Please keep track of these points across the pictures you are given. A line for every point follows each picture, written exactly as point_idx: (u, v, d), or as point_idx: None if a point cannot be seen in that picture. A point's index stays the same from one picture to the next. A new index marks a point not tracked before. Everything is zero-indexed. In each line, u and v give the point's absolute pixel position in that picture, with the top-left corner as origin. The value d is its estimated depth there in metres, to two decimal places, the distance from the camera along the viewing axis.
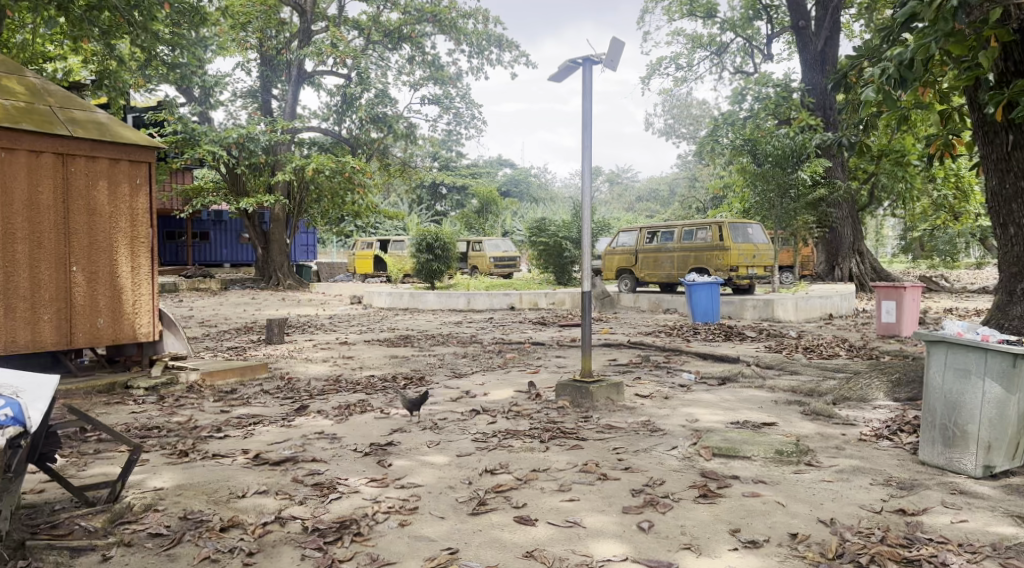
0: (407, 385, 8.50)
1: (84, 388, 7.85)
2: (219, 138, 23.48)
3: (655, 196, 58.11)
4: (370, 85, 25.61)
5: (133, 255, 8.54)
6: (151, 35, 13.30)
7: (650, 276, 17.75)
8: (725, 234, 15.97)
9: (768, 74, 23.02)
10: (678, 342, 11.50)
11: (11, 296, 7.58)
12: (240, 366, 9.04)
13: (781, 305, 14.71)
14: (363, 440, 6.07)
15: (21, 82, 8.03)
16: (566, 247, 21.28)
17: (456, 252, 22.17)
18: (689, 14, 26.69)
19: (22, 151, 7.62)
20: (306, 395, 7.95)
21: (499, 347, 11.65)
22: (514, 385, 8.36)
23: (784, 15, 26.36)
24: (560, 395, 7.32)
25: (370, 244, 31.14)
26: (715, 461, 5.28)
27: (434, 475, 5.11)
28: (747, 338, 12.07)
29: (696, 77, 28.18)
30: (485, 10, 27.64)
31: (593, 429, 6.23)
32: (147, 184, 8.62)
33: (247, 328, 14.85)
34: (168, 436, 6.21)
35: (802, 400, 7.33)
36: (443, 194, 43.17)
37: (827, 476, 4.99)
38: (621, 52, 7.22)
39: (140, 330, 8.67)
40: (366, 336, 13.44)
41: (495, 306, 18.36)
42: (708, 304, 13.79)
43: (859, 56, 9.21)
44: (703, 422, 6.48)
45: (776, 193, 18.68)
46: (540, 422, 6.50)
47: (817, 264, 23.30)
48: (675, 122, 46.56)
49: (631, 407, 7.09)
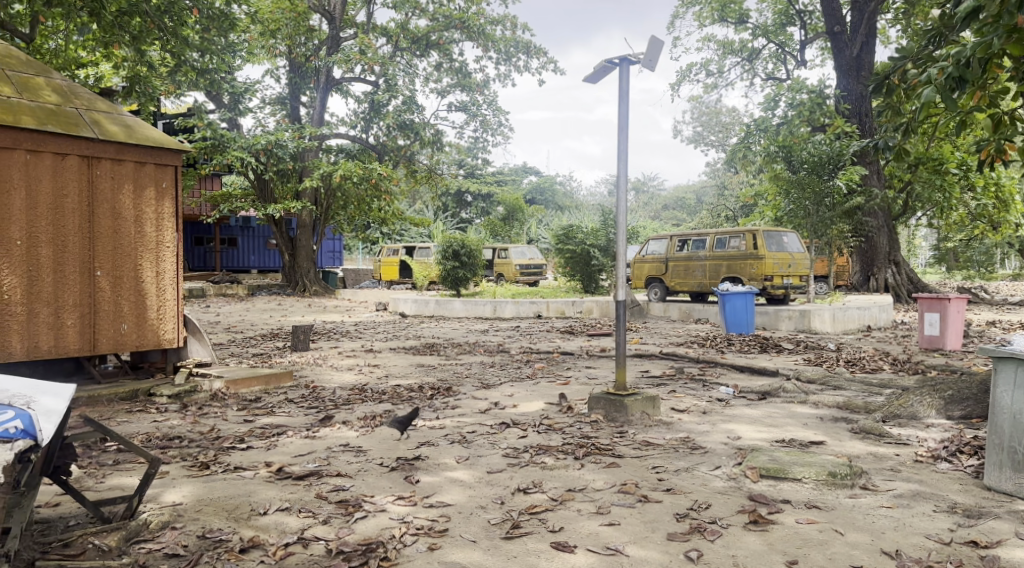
0: (433, 395, 8.24)
1: (106, 394, 7.72)
2: (248, 144, 23.50)
3: (682, 204, 57.60)
4: (397, 92, 25.51)
5: (158, 260, 8.41)
6: (180, 40, 13.26)
7: (680, 285, 17.40)
8: (759, 242, 15.58)
9: (802, 80, 22.57)
10: (712, 354, 11.14)
11: (35, 301, 7.46)
12: (264, 374, 8.87)
13: (818, 316, 14.25)
14: (389, 453, 5.83)
15: (49, 84, 7.95)
16: (594, 254, 20.98)
17: (482, 259, 21.94)
18: (719, 19, 26.29)
19: (47, 153, 7.51)
20: (331, 404, 7.74)
21: (527, 357, 11.38)
22: (545, 397, 8.08)
23: (818, 20, 25.87)
24: (593, 408, 7.02)
25: (396, 251, 31.08)
26: (763, 483, 4.98)
27: (464, 493, 4.85)
28: (784, 350, 11.69)
29: (727, 83, 27.74)
30: (513, 17, 27.48)
31: (630, 445, 5.93)
32: (172, 188, 8.49)
33: (272, 334, 14.72)
34: (189, 447, 6.02)
35: (849, 418, 6.98)
36: (468, 201, 43.07)
37: (885, 501, 4.66)
38: (660, 51, 6.95)
39: (165, 335, 8.54)
40: (392, 344, 13.25)
41: (522, 314, 18.12)
42: (742, 314, 13.40)
43: (905, 57, 8.86)
44: (746, 439, 6.15)
45: (812, 201, 18.21)
46: (574, 437, 6.22)
47: (852, 274, 22.75)
48: (704, 129, 46.02)
49: (668, 422, 6.78)
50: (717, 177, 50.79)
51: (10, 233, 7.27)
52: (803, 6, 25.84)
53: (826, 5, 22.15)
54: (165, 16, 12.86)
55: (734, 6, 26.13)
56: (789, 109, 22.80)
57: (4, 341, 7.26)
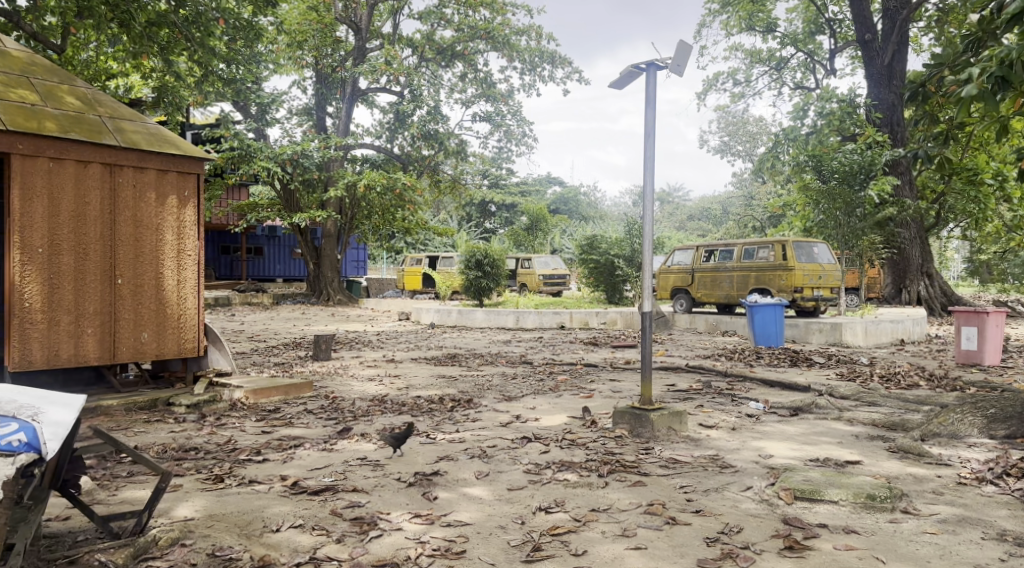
0: (454, 407, 8.08)
1: (125, 404, 7.65)
2: (275, 154, 23.61)
3: (707, 215, 57.13)
4: (422, 102, 25.49)
5: (179, 268, 8.36)
6: (208, 51, 13.30)
7: (706, 296, 17.12)
8: (788, 253, 15.27)
9: (831, 89, 22.21)
10: (741, 367, 10.86)
11: (56, 308, 7.42)
12: (285, 384, 8.77)
13: (850, 329, 13.90)
14: (407, 468, 5.67)
15: (73, 92, 7.98)
16: (618, 265, 20.74)
17: (506, 269, 21.78)
18: (747, 28, 25.97)
19: (70, 160, 7.49)
20: (350, 416, 7.61)
21: (550, 368, 11.18)
22: (568, 410, 7.87)
23: (849, 29, 25.49)
24: (617, 423, 6.81)
25: (420, 261, 31.07)
26: (797, 506, 4.75)
27: (484, 512, 4.68)
28: (815, 364, 11.37)
29: (754, 92, 27.39)
30: (538, 27, 27.40)
31: (656, 462, 5.72)
32: (194, 196, 8.45)
33: (295, 344, 14.67)
34: (205, 459, 5.91)
35: (886, 436, 6.70)
36: (492, 211, 43.02)
37: (929, 526, 4.41)
38: (688, 56, 6.77)
39: (185, 344, 8.48)
40: (414, 354, 13.13)
41: (545, 324, 17.93)
42: (772, 326, 13.10)
43: (942, 62, 8.60)
44: (778, 458, 5.91)
45: (842, 211, 17.86)
46: (598, 453, 6.01)
47: (883, 286, 22.29)
48: (731, 139, 45.56)
49: (695, 438, 6.54)
50: (744, 187, 50.28)
51: (32, 241, 7.24)
52: (833, 14, 25.48)
53: (857, 13, 21.77)
54: (194, 27, 12.91)
55: (762, 14, 25.86)
56: (818, 118, 22.43)
57: (24, 349, 7.22)
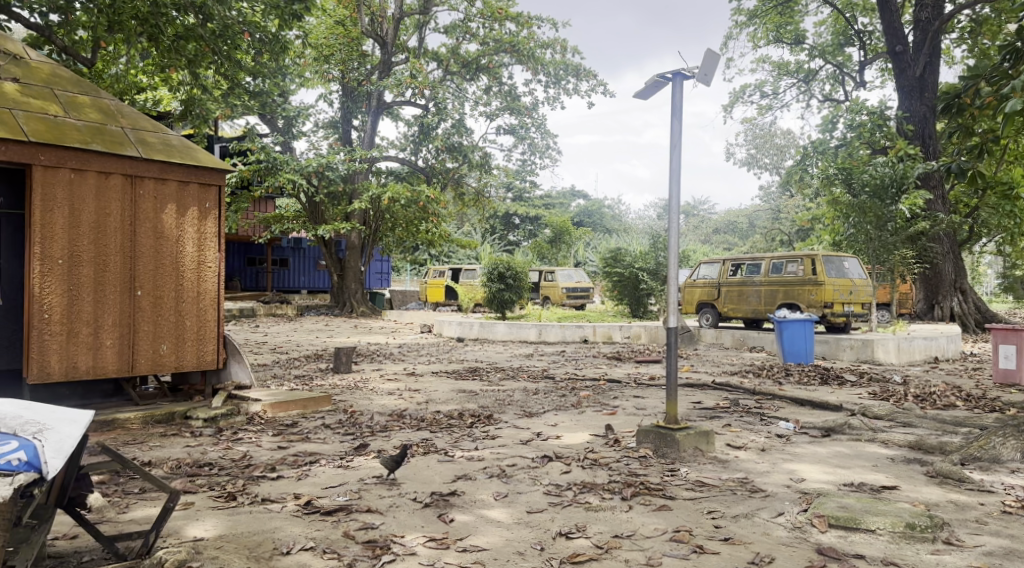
0: (473, 423, 7.90)
1: (142, 417, 7.58)
2: (300, 167, 23.72)
3: (733, 228, 56.64)
4: (446, 115, 25.49)
5: (200, 280, 8.30)
6: (234, 64, 13.35)
7: (733, 310, 16.80)
8: (818, 267, 14.93)
9: (862, 101, 21.84)
10: (769, 385, 10.57)
11: (75, 320, 7.38)
12: (303, 397, 8.65)
13: (883, 346, 13.53)
14: (424, 487, 5.50)
15: (95, 104, 8.00)
16: (642, 278, 20.47)
17: (529, 282, 21.60)
18: (775, 40, 25.68)
19: (91, 171, 7.47)
20: (368, 431, 7.46)
21: (573, 384, 10.97)
22: (590, 428, 7.66)
23: (879, 40, 25.10)
24: (642, 442, 6.60)
25: (443, 273, 31.01)
26: (832, 534, 4.54)
27: (502, 536, 4.51)
28: (846, 382, 11.04)
29: (782, 105, 27.04)
30: (563, 40, 27.31)
31: (682, 485, 5.50)
32: (216, 208, 8.41)
33: (316, 356, 14.60)
34: (218, 475, 5.78)
35: (924, 460, 6.42)
36: (515, 224, 42.95)
37: (973, 558, 4.18)
38: (716, 65, 6.59)
39: (205, 356, 8.40)
40: (434, 367, 12.98)
41: (568, 338, 17.69)
42: (801, 342, 12.79)
43: (980, 73, 8.34)
44: (810, 483, 5.67)
45: (874, 225, 17.49)
46: (621, 474, 5.81)
47: (915, 302, 21.80)
48: (758, 152, 45.09)
49: (723, 460, 6.31)
50: (771, 200, 49.73)
51: (52, 252, 7.21)
52: (863, 25, 25.12)
53: (887, 24, 21.41)
54: (221, 39, 12.98)
55: (790, 26, 25.60)
56: (848, 130, 22.08)
57: (44, 361, 7.18)
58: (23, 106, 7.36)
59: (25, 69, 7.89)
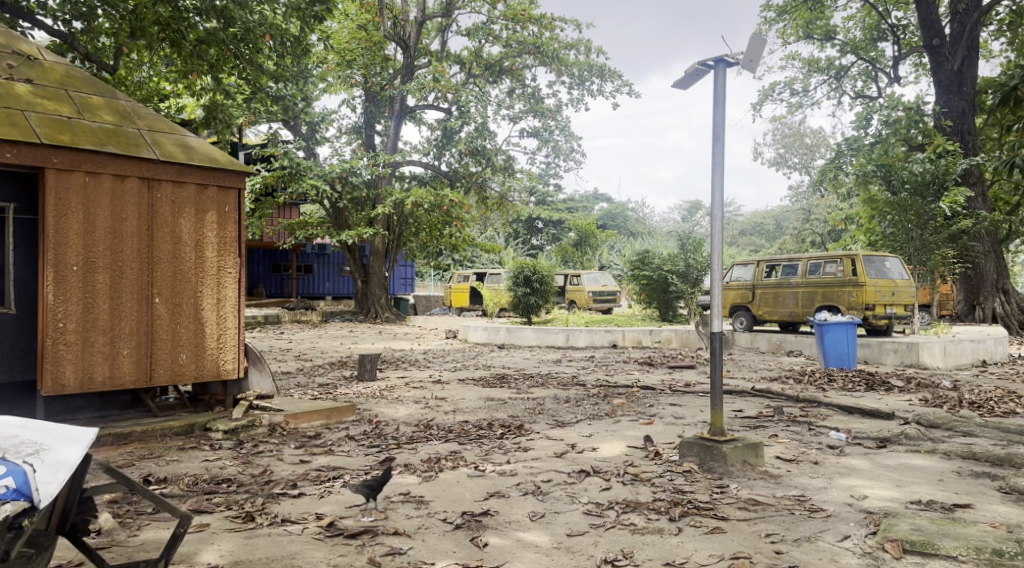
0: (504, 434, 7.50)
1: (160, 429, 7.29)
2: (323, 173, 23.43)
3: (760, 230, 55.89)
4: (470, 119, 25.14)
5: (219, 286, 8.01)
6: (257, 67, 13.11)
7: (769, 313, 16.26)
8: (858, 267, 14.36)
9: (897, 97, 21.16)
10: (814, 392, 10.06)
11: (91, 329, 7.12)
12: (326, 407, 8.31)
13: (929, 350, 12.93)
14: (454, 506, 5.12)
15: (111, 106, 7.76)
16: (672, 281, 19.97)
17: (555, 286, 21.16)
18: (805, 37, 25.09)
19: (107, 174, 7.21)
20: (394, 443, 7.11)
21: (605, 391, 10.52)
22: (627, 439, 7.23)
23: (914, 35, 24.41)
24: (685, 455, 6.17)
25: (467, 277, 30.70)
26: (907, 562, 4.14)
27: (542, 563, 4.15)
28: (894, 388, 10.51)
29: (812, 102, 26.38)
30: (587, 40, 26.86)
31: (733, 505, 5.10)
32: (235, 212, 8.10)
33: (341, 363, 14.28)
34: (237, 493, 5.44)
35: (994, 474, 5.96)
36: (539, 228, 42.56)
37: None
38: (762, 50, 6.18)
39: (225, 366, 8.09)
40: (461, 374, 12.60)
41: (596, 343, 17.23)
42: (844, 346, 12.26)
43: None
44: (873, 501, 5.22)
45: (914, 224, 16.91)
46: (667, 492, 5.39)
47: (956, 303, 21.08)
48: (786, 151, 44.26)
49: (775, 475, 5.86)
50: (800, 200, 48.80)
51: (66, 260, 6.96)
52: (897, 19, 24.45)
53: (924, 17, 20.70)
54: (242, 43, 12.74)
55: (820, 21, 24.97)
56: (883, 127, 21.36)
57: (58, 372, 6.92)
58: (37, 108, 7.13)
59: (38, 70, 7.67)
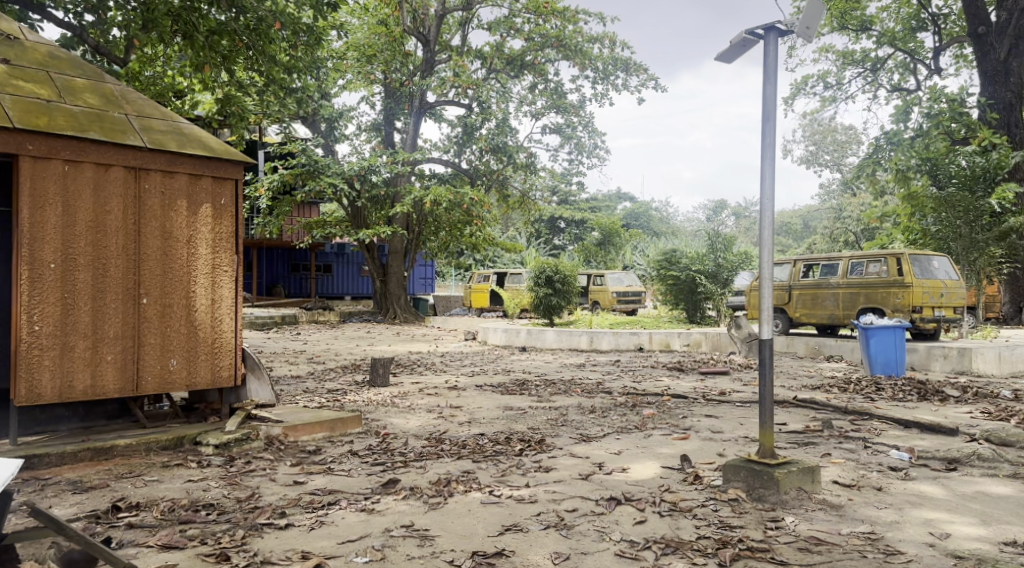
0: (523, 451, 6.75)
1: (145, 443, 6.61)
2: (341, 171, 22.72)
3: (787, 229, 54.79)
4: (490, 115, 24.38)
5: (214, 287, 7.31)
6: (268, 58, 12.37)
7: (806, 315, 15.35)
8: (905, 267, 13.46)
9: (939, 89, 20.09)
10: (863, 402, 9.19)
11: (71, 333, 6.48)
12: (330, 418, 7.58)
13: (982, 355, 12.02)
14: (464, 544, 4.39)
15: (98, 90, 7.13)
16: (700, 281, 19.06)
17: (578, 286, 20.33)
18: (839, 27, 24.04)
19: (88, 164, 6.56)
20: (400, 461, 6.39)
21: (634, 400, 9.73)
22: (663, 458, 6.44)
23: (956, 24, 23.30)
24: (730, 480, 5.38)
25: (487, 277, 30.03)
26: None
27: None
28: (951, 398, 9.62)
29: (846, 96, 25.30)
30: (612, 34, 25.98)
31: (792, 544, 4.33)
32: (232, 205, 7.41)
33: (353, 367, 13.57)
34: (216, 524, 4.74)
35: None
36: (561, 227, 41.52)
37: None
38: (820, 16, 5.39)
39: (220, 373, 7.39)
40: (478, 379, 11.87)
41: (621, 346, 16.41)
42: (891, 352, 11.38)
43: None
44: (960, 541, 4.42)
45: (963, 220, 15.99)
46: (712, 526, 4.62)
47: (1002, 305, 20.02)
48: (817, 148, 43.02)
49: (838, 505, 5.07)
50: (831, 198, 47.60)
51: (42, 256, 6.33)
52: (938, 8, 23.41)
53: (969, 4, 19.53)
54: (255, 34, 11.93)
55: (855, 12, 23.93)
56: (925, 119, 20.13)
57: (33, 380, 6.29)
58: (11, 90, 6.49)
59: (19, 50, 7.03)
